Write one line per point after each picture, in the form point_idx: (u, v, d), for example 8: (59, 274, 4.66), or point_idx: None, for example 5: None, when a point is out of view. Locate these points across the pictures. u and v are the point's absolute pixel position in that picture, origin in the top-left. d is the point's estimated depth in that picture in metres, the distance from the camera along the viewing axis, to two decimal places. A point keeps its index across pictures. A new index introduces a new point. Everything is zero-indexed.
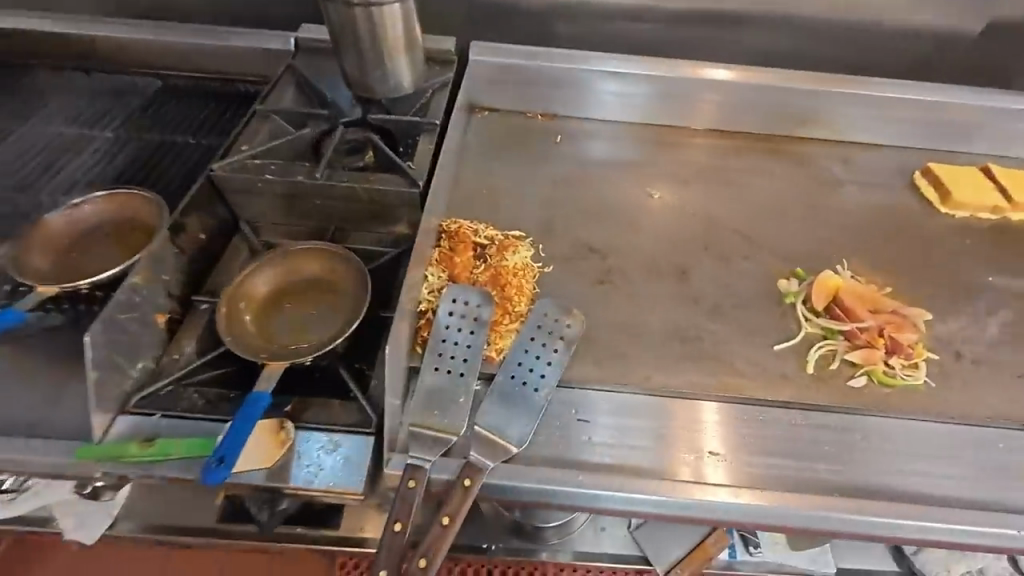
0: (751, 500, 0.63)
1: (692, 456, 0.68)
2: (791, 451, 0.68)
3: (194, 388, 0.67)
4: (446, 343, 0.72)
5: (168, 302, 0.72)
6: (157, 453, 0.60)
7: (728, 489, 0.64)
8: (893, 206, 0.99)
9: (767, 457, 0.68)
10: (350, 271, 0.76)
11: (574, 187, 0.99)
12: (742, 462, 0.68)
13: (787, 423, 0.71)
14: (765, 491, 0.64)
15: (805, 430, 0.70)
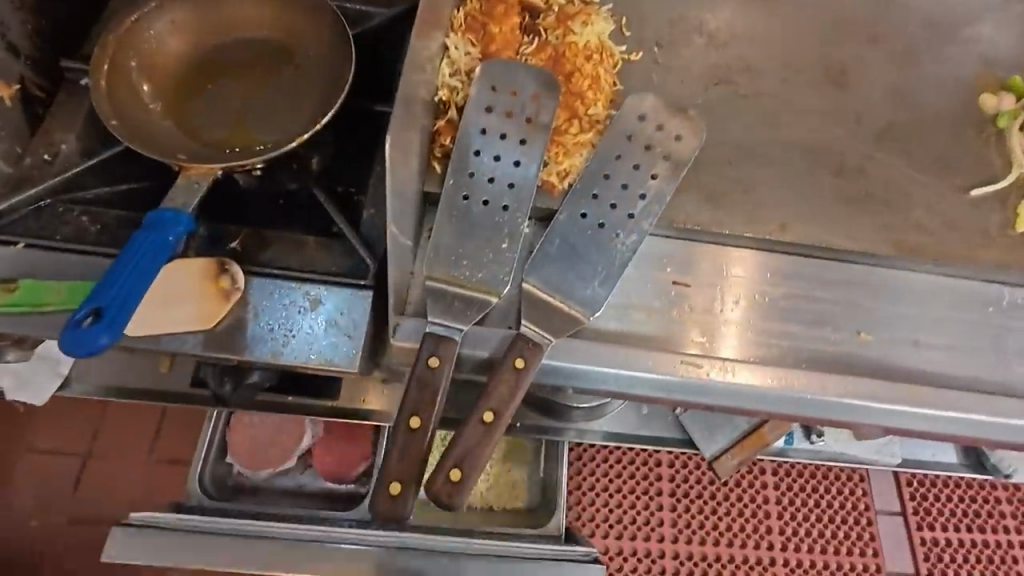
0: (917, 402, 0.45)
1: (833, 340, 0.48)
2: (970, 339, 0.48)
3: (83, 207, 0.42)
4: (481, 157, 0.46)
5: (14, 62, 0.44)
6: (32, 301, 0.38)
7: (885, 386, 0.45)
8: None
9: (938, 344, 0.48)
10: (317, 25, 0.46)
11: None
12: (908, 351, 0.48)
13: (970, 301, 0.49)
14: (934, 391, 0.46)
15: (993, 312, 0.49)
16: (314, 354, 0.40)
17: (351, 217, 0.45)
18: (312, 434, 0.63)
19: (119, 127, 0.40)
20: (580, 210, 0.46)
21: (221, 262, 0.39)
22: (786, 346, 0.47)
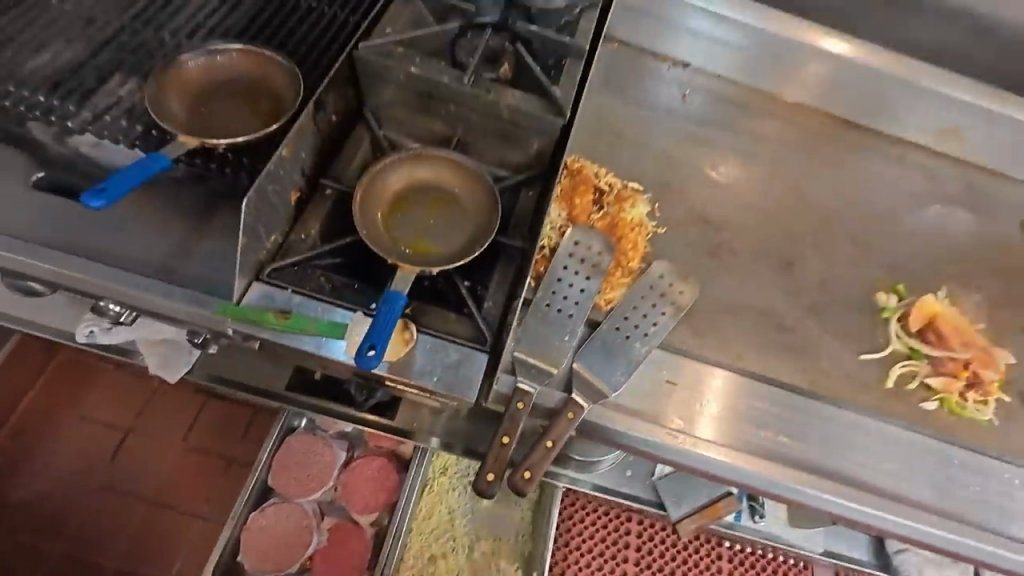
0: (853, 498, 0.69)
1: (806, 444, 0.72)
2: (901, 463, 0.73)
3: (322, 271, 0.70)
4: (561, 283, 0.74)
5: (300, 180, 0.72)
6: (292, 325, 0.64)
7: (836, 486, 0.69)
8: (992, 239, 0.99)
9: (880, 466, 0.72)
10: (478, 189, 0.76)
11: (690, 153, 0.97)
12: (852, 460, 0.72)
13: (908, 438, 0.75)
14: (869, 494, 0.69)
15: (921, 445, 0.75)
16: (448, 387, 0.65)
17: (477, 302, 0.72)
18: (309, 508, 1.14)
19: (366, 234, 0.69)
20: (613, 325, 0.74)
21: (406, 321, 0.66)
22: (761, 443, 0.72)
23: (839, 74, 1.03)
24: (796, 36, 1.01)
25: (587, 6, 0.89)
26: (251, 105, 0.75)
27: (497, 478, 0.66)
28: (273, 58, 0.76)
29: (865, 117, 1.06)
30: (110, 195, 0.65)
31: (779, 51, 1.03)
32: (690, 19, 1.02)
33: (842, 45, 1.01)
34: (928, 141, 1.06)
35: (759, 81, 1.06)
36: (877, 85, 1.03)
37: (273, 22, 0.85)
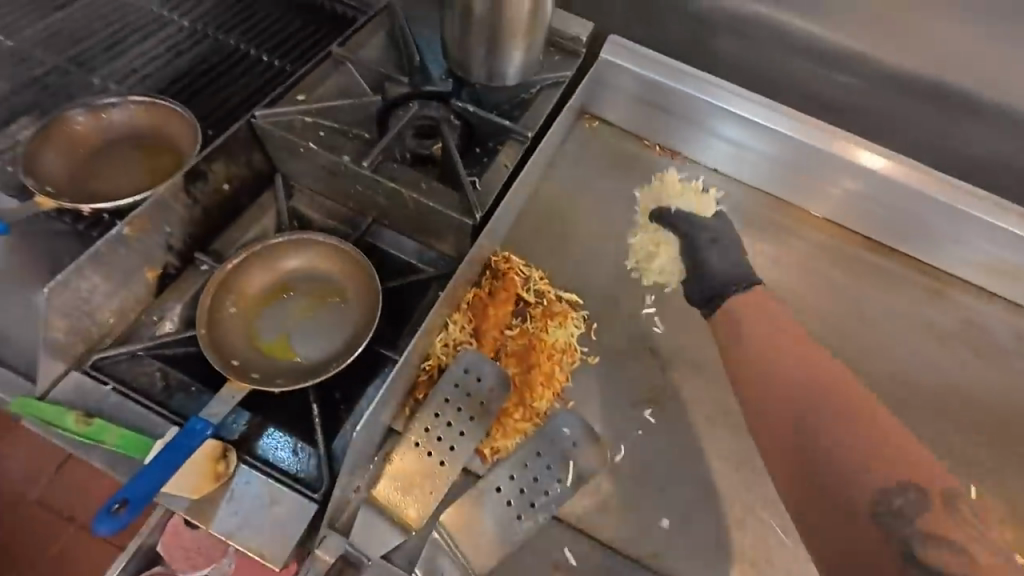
0: None
1: None
2: None
3: (161, 363, 0.60)
4: (437, 419, 0.60)
5: (166, 255, 0.64)
6: (90, 435, 0.53)
7: None
8: None
9: None
10: (364, 289, 0.64)
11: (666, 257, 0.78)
12: None
13: None
14: None
15: None
16: (258, 544, 0.52)
17: (329, 429, 0.59)
18: None
19: (206, 334, 0.59)
20: (496, 485, 0.58)
21: (223, 449, 0.54)
22: None
23: (865, 190, 0.82)
24: (833, 148, 0.80)
25: (547, 85, 0.78)
26: (146, 163, 0.70)
27: None
28: (179, 111, 0.71)
29: (892, 240, 0.86)
30: None
31: (801, 160, 0.83)
32: (719, 124, 0.85)
33: (884, 160, 0.80)
34: (973, 278, 0.84)
35: (764, 182, 0.89)
36: (917, 211, 0.81)
37: (211, 75, 0.82)
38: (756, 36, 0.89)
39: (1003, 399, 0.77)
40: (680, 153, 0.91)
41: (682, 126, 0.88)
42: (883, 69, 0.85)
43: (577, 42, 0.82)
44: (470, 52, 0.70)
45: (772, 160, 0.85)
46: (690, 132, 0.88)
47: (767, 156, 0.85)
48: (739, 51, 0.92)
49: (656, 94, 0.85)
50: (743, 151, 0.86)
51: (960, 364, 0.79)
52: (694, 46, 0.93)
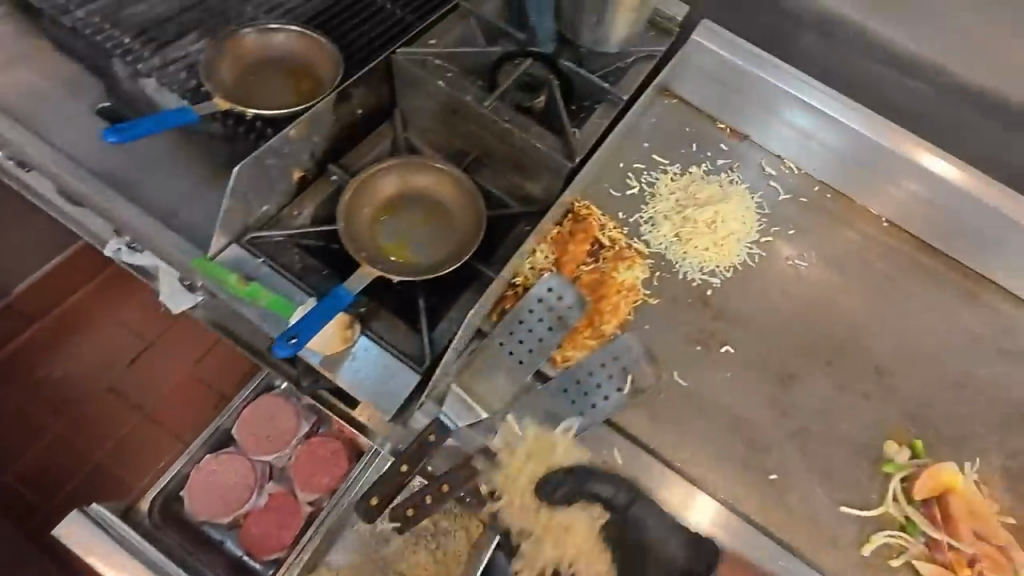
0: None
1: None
2: None
3: (300, 249, 0.72)
4: (520, 326, 0.71)
5: (308, 161, 0.76)
6: (247, 294, 0.66)
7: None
8: None
9: None
10: (469, 213, 0.75)
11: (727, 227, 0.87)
12: None
13: None
14: None
15: None
16: (372, 399, 0.65)
17: (430, 320, 0.70)
18: (256, 468, 1.19)
19: (343, 226, 0.68)
20: (560, 386, 0.69)
21: (349, 320, 0.66)
22: None
23: (903, 174, 0.91)
24: (893, 145, 0.89)
25: (642, 56, 0.86)
26: (291, 84, 0.81)
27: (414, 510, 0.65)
28: (322, 42, 0.82)
29: (923, 233, 0.94)
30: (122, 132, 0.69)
31: (872, 159, 0.91)
32: (789, 114, 0.94)
33: (950, 166, 0.88)
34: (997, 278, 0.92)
35: (834, 178, 0.96)
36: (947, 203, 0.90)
37: (341, 14, 0.93)
38: (838, 33, 0.95)
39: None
40: (752, 138, 0.99)
41: (757, 113, 0.96)
42: (956, 75, 0.91)
43: (672, 21, 0.90)
44: (581, 14, 0.80)
45: (852, 161, 0.93)
46: (765, 117, 0.96)
47: (850, 156, 0.93)
48: (822, 47, 0.97)
49: (733, 78, 0.95)
50: (806, 139, 0.95)
51: (994, 364, 0.84)
52: (781, 38, 0.99)
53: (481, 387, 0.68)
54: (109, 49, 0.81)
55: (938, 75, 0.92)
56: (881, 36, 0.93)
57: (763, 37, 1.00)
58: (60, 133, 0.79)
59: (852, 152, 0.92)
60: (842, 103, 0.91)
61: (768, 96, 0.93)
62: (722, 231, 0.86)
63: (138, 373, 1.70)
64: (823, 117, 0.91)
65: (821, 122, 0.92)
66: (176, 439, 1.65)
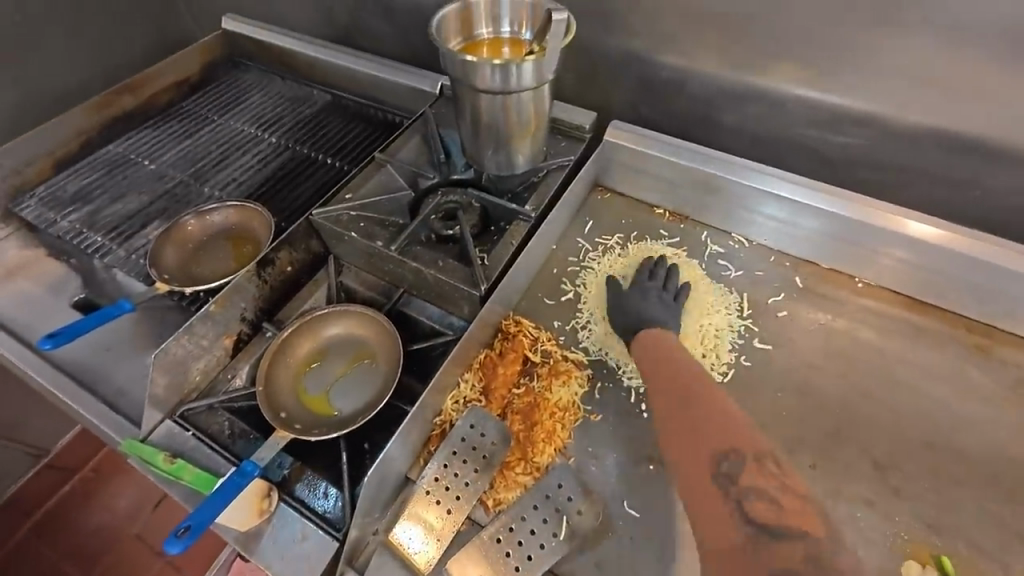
0: None
1: None
2: None
3: (228, 414, 0.73)
4: (445, 469, 0.67)
5: (240, 324, 0.80)
6: (172, 473, 0.66)
7: None
8: None
9: None
10: (391, 353, 0.76)
11: (658, 306, 0.80)
12: None
13: None
14: None
15: None
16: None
17: (355, 475, 0.68)
18: None
19: (263, 389, 0.71)
20: (492, 536, 0.62)
21: (267, 490, 0.64)
22: None
23: (891, 244, 0.83)
24: (887, 225, 0.82)
25: (553, 168, 0.90)
26: (233, 252, 0.89)
27: None
28: (260, 212, 0.91)
29: (931, 297, 0.84)
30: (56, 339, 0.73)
31: (859, 236, 0.84)
32: (757, 203, 0.90)
33: (932, 229, 0.81)
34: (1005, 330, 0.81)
35: (832, 259, 0.89)
36: (941, 265, 0.81)
37: (285, 179, 1.04)
38: (754, 107, 0.95)
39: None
40: (697, 219, 0.97)
41: (720, 206, 0.93)
42: (888, 125, 0.87)
43: (580, 129, 0.94)
44: (482, 148, 0.83)
45: (831, 237, 0.87)
46: (724, 207, 0.93)
47: (831, 235, 0.86)
48: (743, 122, 0.98)
49: (676, 174, 0.94)
50: (770, 218, 0.90)
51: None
52: (700, 119, 1.01)
53: (406, 550, 0.63)
54: (86, 249, 0.94)
55: (869, 129, 0.88)
56: (803, 100, 0.91)
57: (684, 122, 1.03)
58: (38, 330, 0.87)
59: (825, 227, 0.86)
60: (801, 184, 0.87)
61: (720, 187, 0.91)
62: (667, 323, 0.79)
63: (154, 518, 1.70)
64: (780, 199, 0.87)
65: (780, 205, 0.88)
66: None
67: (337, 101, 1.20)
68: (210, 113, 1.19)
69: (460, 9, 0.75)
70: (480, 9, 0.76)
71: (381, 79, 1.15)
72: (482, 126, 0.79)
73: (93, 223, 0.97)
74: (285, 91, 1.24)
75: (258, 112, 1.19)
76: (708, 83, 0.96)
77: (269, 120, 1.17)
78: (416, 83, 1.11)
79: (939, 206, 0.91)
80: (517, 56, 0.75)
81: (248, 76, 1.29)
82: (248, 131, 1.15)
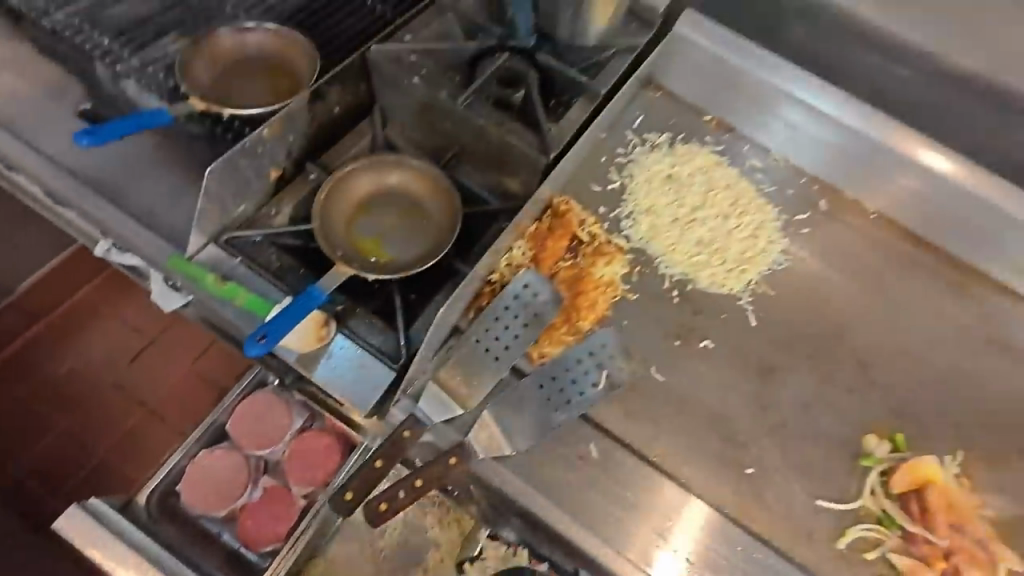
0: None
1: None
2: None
3: (276, 249, 0.72)
4: (497, 322, 0.71)
5: (286, 160, 0.76)
6: (226, 293, 0.68)
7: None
8: None
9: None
10: (445, 209, 0.75)
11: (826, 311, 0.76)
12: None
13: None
14: None
15: None
16: (346, 392, 0.67)
17: (408, 318, 0.71)
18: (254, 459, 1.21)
19: (318, 224, 0.70)
20: (533, 381, 0.69)
21: (325, 319, 0.67)
22: None
23: (905, 173, 0.89)
24: (903, 150, 0.88)
25: (622, 48, 0.86)
26: (272, 82, 0.81)
27: (354, 500, 0.63)
28: (306, 44, 0.82)
29: (936, 231, 0.91)
30: (97, 138, 0.71)
31: (883, 162, 0.89)
32: (794, 116, 0.92)
33: (946, 163, 0.88)
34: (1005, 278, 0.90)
35: (844, 181, 0.94)
36: (948, 201, 0.88)
37: (320, 11, 0.92)
38: (828, 24, 0.93)
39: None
40: (744, 130, 0.97)
41: (755, 113, 0.95)
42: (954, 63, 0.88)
43: (653, 13, 0.89)
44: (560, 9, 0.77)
45: (857, 160, 0.91)
46: (762, 117, 0.95)
47: (854, 156, 0.91)
48: (810, 38, 0.96)
49: (725, 75, 0.94)
50: (794, 128, 0.93)
51: (985, 362, 0.83)
52: (769, 28, 0.98)
53: (455, 386, 0.68)
54: (90, 51, 0.82)
55: (929, 65, 0.90)
56: (875, 22, 0.89)
57: (750, 27, 1.00)
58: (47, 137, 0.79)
59: (853, 147, 0.90)
60: (837, 99, 0.90)
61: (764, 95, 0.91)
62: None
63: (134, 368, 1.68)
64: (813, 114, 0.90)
65: (813, 119, 0.91)
66: (178, 436, 1.62)
67: None
68: None
69: None
70: None
71: None
72: None
73: (95, 22, 0.85)
74: None
75: None
76: None
77: None
78: None
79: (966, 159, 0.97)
80: None
81: None
82: None
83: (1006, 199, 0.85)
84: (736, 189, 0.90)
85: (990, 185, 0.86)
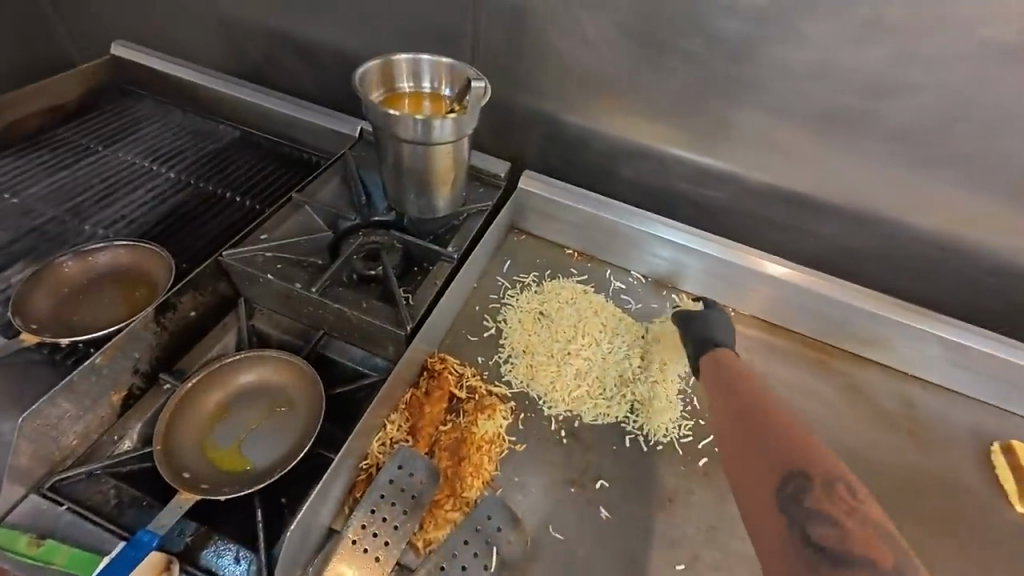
0: None
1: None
2: None
3: (116, 482, 0.65)
4: (373, 515, 0.65)
5: (132, 378, 0.72)
6: (40, 557, 0.57)
7: None
8: (935, 471, 0.86)
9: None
10: (309, 399, 0.73)
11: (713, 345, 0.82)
12: None
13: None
14: None
15: None
16: None
17: (273, 532, 0.64)
18: None
19: (161, 447, 0.66)
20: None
21: (166, 563, 0.58)
22: None
23: (751, 279, 1.00)
24: (739, 261, 0.99)
25: (473, 212, 0.95)
26: (124, 296, 0.81)
27: None
28: (159, 254, 0.84)
29: (790, 321, 1.01)
30: None
31: (727, 273, 1.00)
32: (648, 246, 1.03)
33: (784, 268, 0.99)
34: (856, 351, 0.99)
35: (704, 290, 1.04)
36: (793, 296, 0.99)
37: (187, 216, 0.97)
38: (645, 163, 1.11)
39: (910, 471, 0.86)
40: (603, 258, 1.08)
41: (619, 248, 1.05)
42: (751, 182, 1.06)
43: (497, 177, 1.02)
44: (404, 193, 0.86)
45: (707, 273, 1.02)
46: (624, 250, 1.05)
47: (704, 270, 1.02)
48: (636, 174, 1.14)
49: (575, 219, 1.05)
50: (648, 254, 1.04)
51: (855, 434, 0.89)
52: (603, 171, 1.16)
53: None
54: None
55: (732, 185, 1.08)
56: (679, 158, 1.08)
57: (589, 172, 1.16)
58: None
59: (704, 265, 1.01)
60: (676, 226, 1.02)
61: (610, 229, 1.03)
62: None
63: None
64: (665, 243, 1.02)
65: (667, 247, 1.02)
66: None
67: (246, 137, 1.16)
68: (93, 143, 1.09)
69: (383, 64, 0.80)
70: (402, 65, 0.81)
71: (295, 119, 1.13)
72: (407, 175, 0.83)
73: None
74: (186, 124, 1.17)
75: (152, 144, 1.11)
76: (605, 141, 1.11)
77: (166, 154, 1.09)
78: (335, 126, 1.11)
79: (789, 252, 1.13)
80: (438, 112, 0.81)
81: (138, 106, 1.20)
82: (139, 165, 1.06)
83: (843, 292, 0.97)
84: (605, 315, 0.95)
85: (822, 282, 0.97)
